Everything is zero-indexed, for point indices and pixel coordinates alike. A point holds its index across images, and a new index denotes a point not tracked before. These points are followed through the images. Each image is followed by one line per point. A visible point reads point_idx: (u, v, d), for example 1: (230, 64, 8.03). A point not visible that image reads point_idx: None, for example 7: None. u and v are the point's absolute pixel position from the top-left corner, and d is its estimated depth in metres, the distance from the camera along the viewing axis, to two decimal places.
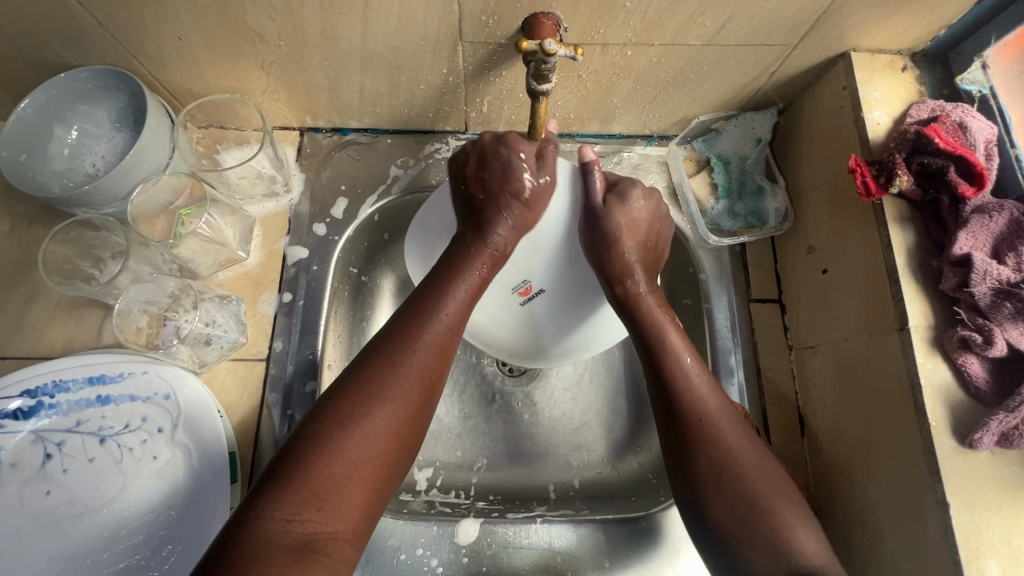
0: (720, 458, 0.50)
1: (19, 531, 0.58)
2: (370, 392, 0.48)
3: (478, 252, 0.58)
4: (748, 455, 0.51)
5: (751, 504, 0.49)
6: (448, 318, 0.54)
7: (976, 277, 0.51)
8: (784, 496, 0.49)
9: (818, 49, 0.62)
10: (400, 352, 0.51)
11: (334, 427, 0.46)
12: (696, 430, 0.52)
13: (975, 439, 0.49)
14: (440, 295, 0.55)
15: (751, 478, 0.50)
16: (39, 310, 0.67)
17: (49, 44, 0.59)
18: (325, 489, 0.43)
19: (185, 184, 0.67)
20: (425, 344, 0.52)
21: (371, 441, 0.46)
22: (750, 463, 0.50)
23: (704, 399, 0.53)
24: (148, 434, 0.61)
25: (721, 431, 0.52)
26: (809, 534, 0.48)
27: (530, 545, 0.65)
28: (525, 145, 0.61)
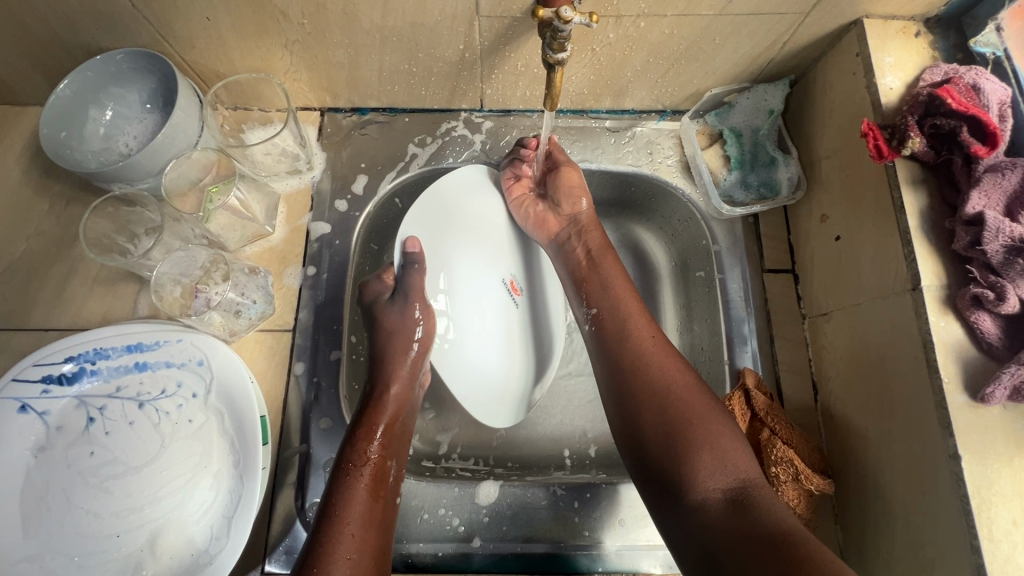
0: (662, 388, 0.60)
1: (67, 489, 0.61)
2: (345, 495, 0.57)
3: (393, 346, 0.65)
4: (686, 383, 0.60)
5: (681, 428, 0.57)
6: (396, 401, 0.64)
7: (988, 235, 0.51)
8: (714, 417, 0.57)
9: (831, 17, 0.62)
10: (357, 454, 0.60)
11: (324, 535, 0.54)
12: (639, 359, 0.62)
13: (986, 393, 0.50)
14: (376, 423, 0.62)
15: (688, 403, 0.58)
16: (78, 284, 0.70)
17: (85, 28, 0.62)
18: None
19: (213, 161, 0.69)
20: (376, 438, 0.61)
21: (357, 535, 0.54)
22: (681, 384, 0.60)
23: (639, 330, 0.64)
24: (183, 399, 0.65)
25: (656, 372, 0.61)
26: (742, 454, 0.56)
27: (549, 507, 0.67)
28: (381, 289, 0.68)
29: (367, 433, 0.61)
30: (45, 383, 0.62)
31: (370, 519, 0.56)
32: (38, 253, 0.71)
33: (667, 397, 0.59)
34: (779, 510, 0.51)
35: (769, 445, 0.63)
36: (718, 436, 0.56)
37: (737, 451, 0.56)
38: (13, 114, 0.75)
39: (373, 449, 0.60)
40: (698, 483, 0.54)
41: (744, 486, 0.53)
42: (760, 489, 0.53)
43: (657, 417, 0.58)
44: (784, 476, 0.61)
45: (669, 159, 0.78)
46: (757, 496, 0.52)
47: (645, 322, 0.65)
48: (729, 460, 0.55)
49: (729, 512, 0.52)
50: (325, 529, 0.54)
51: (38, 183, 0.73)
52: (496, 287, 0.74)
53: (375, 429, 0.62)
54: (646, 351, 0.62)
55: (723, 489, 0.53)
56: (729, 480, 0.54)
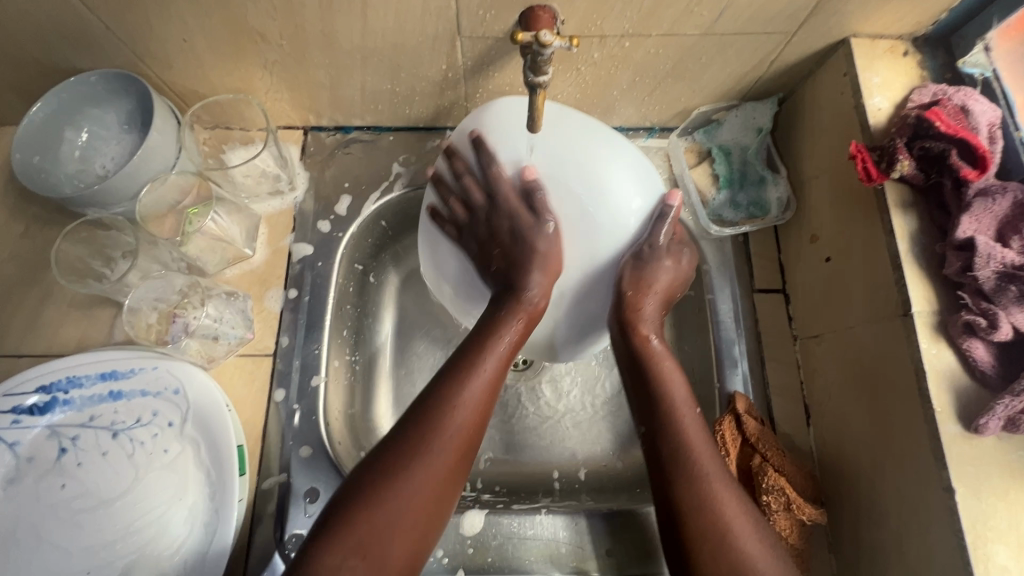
0: (719, 528, 0.50)
1: (36, 523, 0.59)
2: (413, 442, 0.50)
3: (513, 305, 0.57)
4: (721, 481, 0.53)
5: None
6: (492, 369, 0.55)
7: (980, 260, 0.50)
8: (768, 568, 0.49)
9: (817, 37, 0.62)
10: (445, 398, 0.53)
11: (376, 478, 0.49)
12: (693, 513, 0.51)
13: (980, 424, 0.48)
14: (484, 361, 0.55)
15: (744, 555, 0.49)
16: (53, 309, 0.69)
17: (59, 50, 0.61)
18: (367, 539, 0.47)
19: (192, 183, 0.68)
20: (475, 390, 0.54)
21: (405, 492, 0.49)
22: (734, 515, 0.51)
23: (695, 450, 0.54)
24: (159, 429, 0.63)
25: (702, 475, 0.53)
26: None
27: (536, 536, 0.65)
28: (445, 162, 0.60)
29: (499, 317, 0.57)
30: (16, 414, 0.61)
31: (460, 436, 0.52)
32: (10, 278, 0.69)
33: (725, 554, 0.50)
34: None
35: (761, 472, 0.61)
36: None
37: None
38: None
39: (461, 408, 0.52)
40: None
41: None
42: None
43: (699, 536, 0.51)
44: (776, 506, 0.59)
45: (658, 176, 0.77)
46: None
47: (703, 438, 0.55)
48: None
49: None
50: (376, 468, 0.50)
51: (14, 206, 0.72)
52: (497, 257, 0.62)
53: (480, 369, 0.55)
54: (695, 498, 0.52)
55: None
56: None
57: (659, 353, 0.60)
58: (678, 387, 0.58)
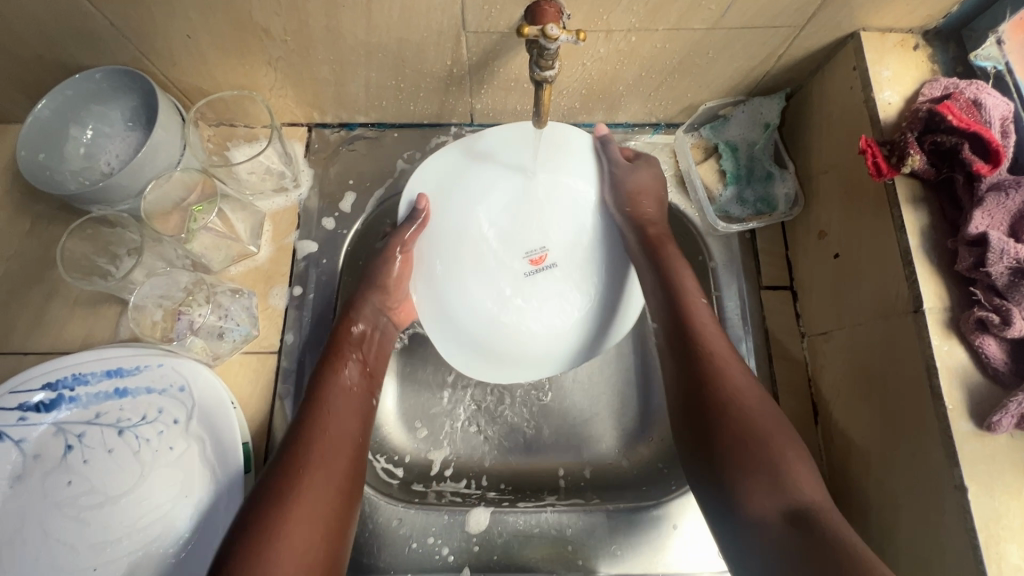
0: (727, 397, 0.55)
1: (43, 520, 0.59)
2: (311, 441, 0.55)
3: (357, 310, 0.66)
4: (728, 360, 0.58)
5: (752, 439, 0.52)
6: (349, 376, 0.61)
7: (993, 256, 0.49)
8: (782, 432, 0.53)
9: (826, 31, 0.61)
10: (317, 412, 0.57)
11: (282, 482, 0.51)
12: (705, 386, 0.57)
13: (993, 421, 0.48)
14: (342, 366, 0.62)
15: (751, 413, 0.54)
16: (58, 307, 0.69)
17: (64, 47, 0.61)
18: (276, 539, 0.48)
19: (197, 180, 0.68)
20: (331, 399, 0.59)
21: (309, 497, 0.51)
22: (742, 385, 0.56)
23: (710, 339, 0.60)
24: (164, 426, 0.63)
25: (721, 371, 0.57)
26: (807, 472, 0.51)
27: (542, 534, 0.65)
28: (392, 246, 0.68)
29: (346, 333, 0.65)
30: (22, 411, 0.61)
31: (347, 440, 0.57)
32: (17, 276, 0.69)
33: (737, 413, 0.54)
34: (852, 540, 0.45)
35: None
36: (781, 443, 0.52)
37: (801, 471, 0.51)
38: None
39: (325, 412, 0.57)
40: (754, 498, 0.50)
41: (811, 506, 0.48)
42: (830, 512, 0.48)
43: (731, 423, 0.54)
44: None
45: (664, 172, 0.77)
46: (821, 519, 0.47)
47: (717, 331, 0.61)
48: (793, 481, 0.50)
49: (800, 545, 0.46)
50: (282, 473, 0.52)
51: (20, 204, 0.72)
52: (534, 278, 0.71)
53: (341, 368, 0.61)
54: (710, 362, 0.58)
55: (786, 513, 0.48)
56: (792, 500, 0.49)
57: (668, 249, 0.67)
58: (700, 299, 0.63)
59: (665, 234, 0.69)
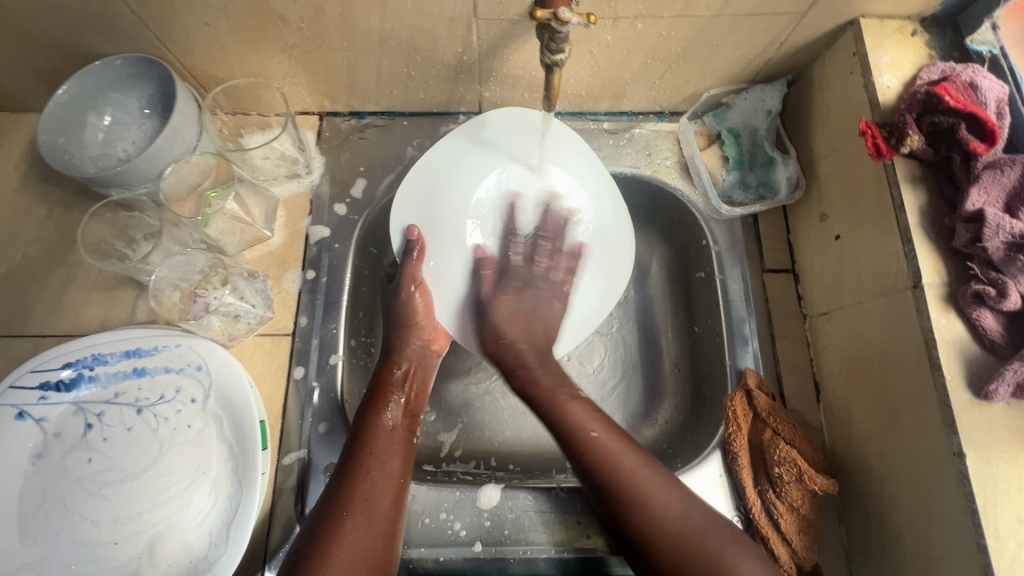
0: (652, 539, 0.54)
1: (63, 496, 0.61)
2: (361, 475, 0.57)
3: (404, 334, 0.67)
4: (648, 484, 0.57)
5: (696, 562, 0.52)
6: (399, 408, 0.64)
7: (988, 231, 0.51)
8: (725, 537, 0.54)
9: (827, 18, 0.63)
10: (366, 444, 0.59)
11: (334, 519, 0.53)
12: (625, 501, 0.56)
13: (990, 390, 0.49)
14: (389, 398, 0.64)
15: (674, 527, 0.54)
16: (76, 289, 0.70)
17: (84, 34, 0.62)
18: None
19: (212, 165, 0.69)
20: (380, 433, 0.61)
21: (361, 532, 0.53)
22: (665, 498, 0.56)
23: (614, 459, 0.58)
24: (182, 405, 0.64)
25: (647, 500, 0.56)
26: (750, 562, 0.52)
27: (551, 509, 0.67)
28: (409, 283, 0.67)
29: (389, 376, 0.66)
30: (43, 390, 0.62)
31: (393, 476, 0.58)
32: (35, 259, 0.71)
33: (677, 538, 0.54)
34: None
35: (772, 445, 0.62)
36: (731, 551, 0.53)
37: (745, 561, 0.52)
38: (12, 120, 0.75)
39: (373, 446, 0.59)
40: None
41: None
42: None
43: (659, 554, 0.53)
44: (787, 477, 0.61)
45: (668, 160, 0.78)
46: None
47: (618, 443, 0.59)
48: (734, 569, 0.52)
49: None
50: (332, 511, 0.54)
51: (38, 189, 0.73)
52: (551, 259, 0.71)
53: (387, 403, 0.63)
54: (629, 500, 0.56)
55: None
56: None
57: (548, 386, 0.64)
58: (587, 418, 0.61)
59: (561, 381, 0.65)
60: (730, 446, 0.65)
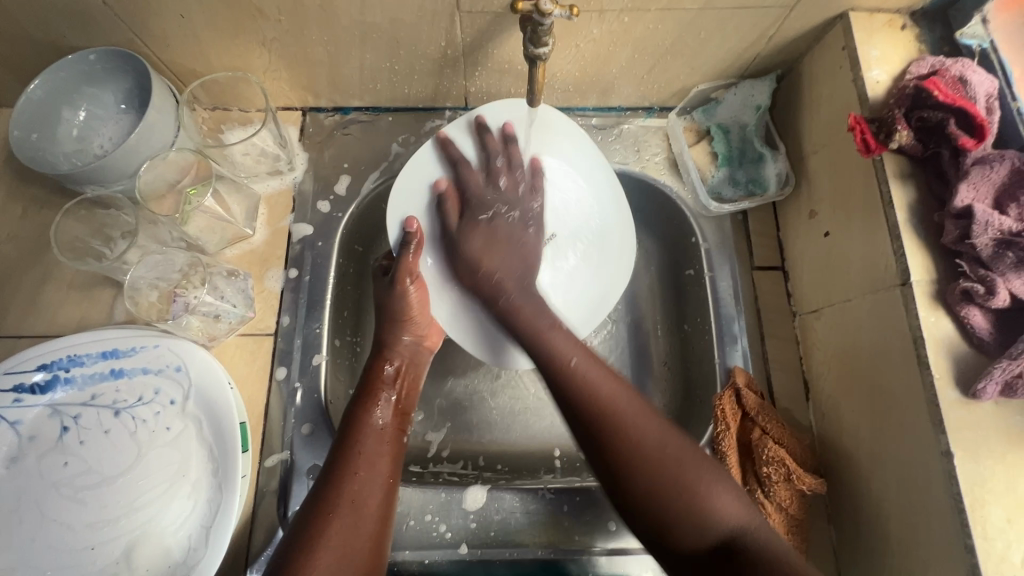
0: (620, 424, 0.52)
1: (38, 500, 0.59)
2: (349, 470, 0.55)
3: (393, 326, 0.66)
4: (631, 411, 0.53)
5: (671, 467, 0.50)
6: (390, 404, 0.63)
7: (977, 228, 0.51)
8: (699, 459, 0.51)
9: (816, 11, 0.62)
10: (356, 442, 0.58)
11: (323, 517, 0.52)
12: (608, 417, 0.53)
13: (978, 389, 0.49)
14: (380, 394, 0.63)
15: (647, 445, 0.51)
16: (53, 289, 0.68)
17: (56, 26, 0.61)
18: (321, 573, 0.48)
19: (191, 162, 0.67)
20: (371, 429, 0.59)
21: (351, 531, 0.52)
22: (651, 433, 0.52)
23: (596, 385, 0.55)
24: (160, 407, 0.63)
25: (625, 423, 0.52)
26: (732, 497, 0.50)
27: (538, 510, 0.66)
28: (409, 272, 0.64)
29: (379, 374, 0.64)
30: (17, 392, 0.61)
31: (385, 475, 0.57)
32: (10, 258, 0.69)
33: (644, 449, 0.51)
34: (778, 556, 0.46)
35: (761, 445, 0.62)
36: (706, 471, 0.51)
37: (726, 492, 0.50)
38: None
39: (363, 443, 0.58)
40: (683, 540, 0.48)
41: (734, 534, 0.48)
42: (757, 532, 0.48)
43: (641, 474, 0.50)
44: (776, 477, 0.60)
45: (657, 157, 0.77)
46: (748, 536, 0.47)
47: (604, 376, 0.55)
48: (718, 510, 0.49)
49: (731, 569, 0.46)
50: (318, 510, 0.52)
51: (12, 186, 0.71)
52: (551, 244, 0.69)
53: (377, 399, 0.62)
54: (616, 400, 0.54)
55: (723, 538, 0.48)
56: (721, 530, 0.48)
57: None
58: (570, 345, 0.58)
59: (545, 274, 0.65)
60: (719, 446, 0.63)
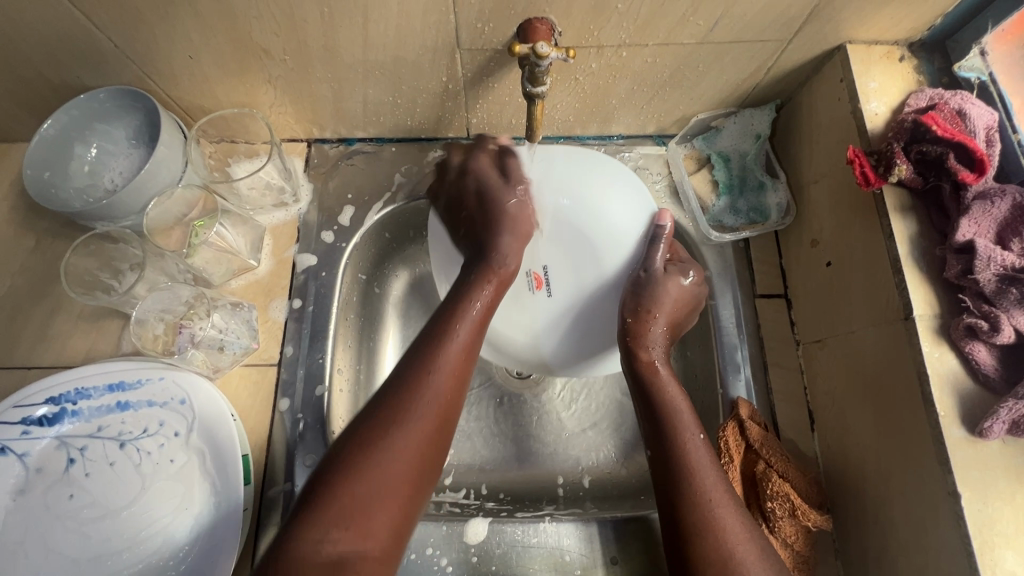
0: (700, 503, 0.52)
1: (43, 533, 0.60)
2: (402, 410, 0.49)
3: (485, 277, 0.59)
4: (707, 474, 0.53)
5: (721, 553, 0.49)
6: (464, 341, 0.55)
7: (980, 263, 0.50)
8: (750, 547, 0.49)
9: (812, 44, 0.62)
10: (418, 374, 0.51)
11: (372, 439, 0.47)
12: (680, 480, 0.53)
13: (984, 427, 0.48)
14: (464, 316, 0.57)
15: (712, 519, 0.51)
16: (62, 321, 0.70)
17: (70, 68, 0.63)
18: (356, 508, 0.44)
19: (198, 197, 0.69)
20: (443, 369, 0.52)
21: (396, 463, 0.47)
22: (728, 514, 0.51)
23: (685, 437, 0.56)
24: (165, 439, 0.63)
25: (705, 491, 0.52)
26: None
27: (540, 544, 0.65)
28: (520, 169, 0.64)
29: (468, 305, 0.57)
30: (26, 425, 0.62)
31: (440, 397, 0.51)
32: (22, 290, 0.71)
33: (711, 532, 0.50)
34: None
35: (765, 478, 0.61)
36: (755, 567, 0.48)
37: None
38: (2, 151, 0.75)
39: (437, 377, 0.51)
40: None
41: None
42: None
43: (699, 544, 0.50)
44: (781, 512, 0.59)
45: (658, 184, 0.77)
46: None
47: (692, 421, 0.57)
48: None
49: None
50: (358, 445, 0.47)
51: (25, 220, 0.73)
52: (556, 294, 0.62)
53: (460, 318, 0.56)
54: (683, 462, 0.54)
55: None
56: None
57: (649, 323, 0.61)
58: (671, 382, 0.60)
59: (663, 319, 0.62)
60: None
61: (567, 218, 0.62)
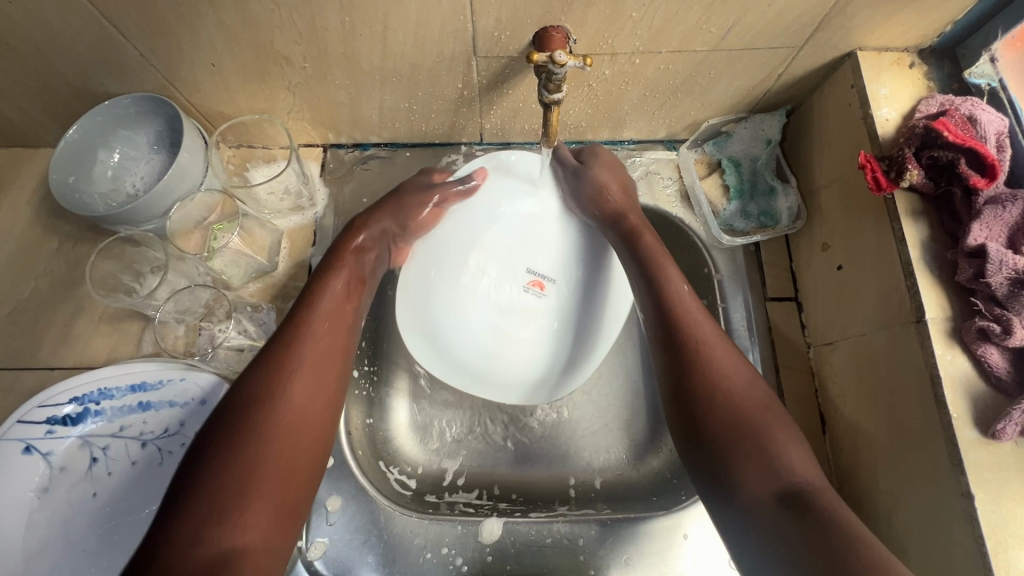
0: (713, 379, 0.55)
1: (68, 530, 0.61)
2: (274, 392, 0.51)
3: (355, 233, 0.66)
4: (719, 356, 0.56)
5: (745, 425, 0.52)
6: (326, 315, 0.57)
7: (992, 267, 0.51)
8: (775, 422, 0.52)
9: (823, 51, 0.63)
10: (289, 357, 0.53)
11: (242, 431, 0.48)
12: (692, 357, 0.56)
13: (997, 429, 0.49)
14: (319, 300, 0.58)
15: (728, 394, 0.54)
16: (84, 322, 0.71)
17: (96, 76, 0.64)
18: (228, 497, 0.45)
19: (217, 201, 0.71)
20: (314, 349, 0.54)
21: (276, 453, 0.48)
22: (740, 384, 0.55)
23: (696, 320, 0.59)
24: (185, 439, 0.64)
25: (718, 369, 0.55)
26: (801, 455, 0.50)
27: (553, 544, 0.67)
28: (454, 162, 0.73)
29: (331, 279, 0.60)
30: (50, 424, 0.63)
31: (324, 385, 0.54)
32: (45, 293, 0.72)
33: (729, 407, 0.53)
34: (843, 519, 0.46)
35: None
36: (780, 437, 0.51)
37: (796, 451, 0.51)
38: (26, 156, 0.77)
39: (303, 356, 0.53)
40: (750, 480, 0.50)
41: (808, 489, 0.48)
42: (820, 493, 0.48)
43: (716, 421, 0.53)
44: None
45: (669, 189, 0.78)
46: (817, 498, 0.47)
47: (700, 310, 0.60)
48: (788, 466, 0.49)
49: (784, 521, 0.47)
50: (231, 431, 0.48)
51: (48, 224, 0.75)
52: (556, 281, 0.76)
53: (315, 305, 0.58)
54: (698, 347, 0.57)
55: (779, 493, 0.48)
56: (784, 481, 0.49)
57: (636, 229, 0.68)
58: (678, 274, 0.63)
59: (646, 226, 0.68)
60: None
61: (507, 228, 0.76)
